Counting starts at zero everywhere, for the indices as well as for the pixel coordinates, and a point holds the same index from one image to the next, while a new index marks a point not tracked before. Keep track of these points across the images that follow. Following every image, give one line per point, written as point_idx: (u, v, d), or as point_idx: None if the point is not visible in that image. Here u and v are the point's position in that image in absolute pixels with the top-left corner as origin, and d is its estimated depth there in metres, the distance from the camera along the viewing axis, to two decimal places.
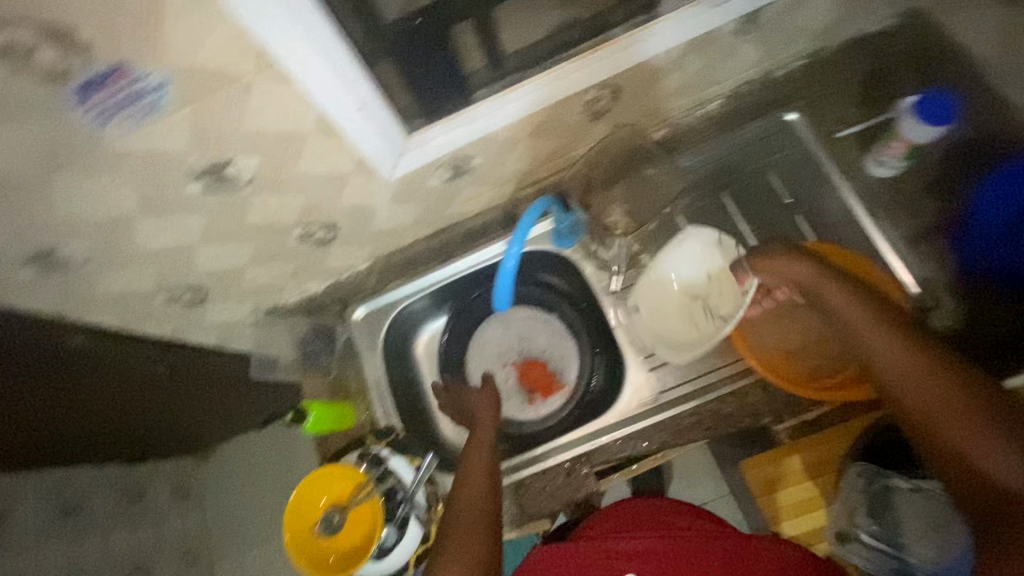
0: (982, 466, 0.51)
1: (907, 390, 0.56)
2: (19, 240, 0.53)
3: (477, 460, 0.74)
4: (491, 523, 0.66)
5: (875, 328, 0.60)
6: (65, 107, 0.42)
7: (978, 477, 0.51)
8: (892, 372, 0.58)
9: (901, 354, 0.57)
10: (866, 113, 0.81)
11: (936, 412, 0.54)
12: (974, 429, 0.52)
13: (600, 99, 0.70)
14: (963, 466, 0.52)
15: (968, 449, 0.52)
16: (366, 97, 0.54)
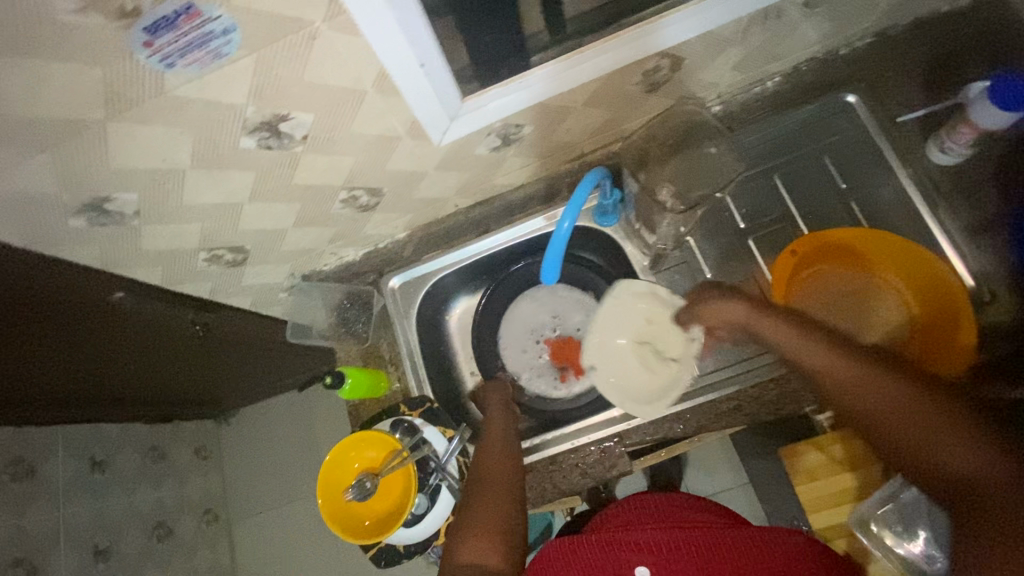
0: (944, 464, 0.49)
1: (853, 402, 0.55)
2: (74, 187, 0.52)
3: (495, 442, 0.74)
4: (512, 501, 0.66)
5: (820, 348, 0.58)
6: (132, 49, 0.41)
7: (948, 478, 0.49)
8: (835, 388, 0.56)
9: (837, 366, 0.56)
10: (932, 96, 0.77)
11: (883, 418, 0.53)
12: (928, 425, 0.50)
13: (658, 70, 0.68)
14: (932, 468, 0.50)
15: (924, 450, 0.50)
16: (428, 53, 0.52)
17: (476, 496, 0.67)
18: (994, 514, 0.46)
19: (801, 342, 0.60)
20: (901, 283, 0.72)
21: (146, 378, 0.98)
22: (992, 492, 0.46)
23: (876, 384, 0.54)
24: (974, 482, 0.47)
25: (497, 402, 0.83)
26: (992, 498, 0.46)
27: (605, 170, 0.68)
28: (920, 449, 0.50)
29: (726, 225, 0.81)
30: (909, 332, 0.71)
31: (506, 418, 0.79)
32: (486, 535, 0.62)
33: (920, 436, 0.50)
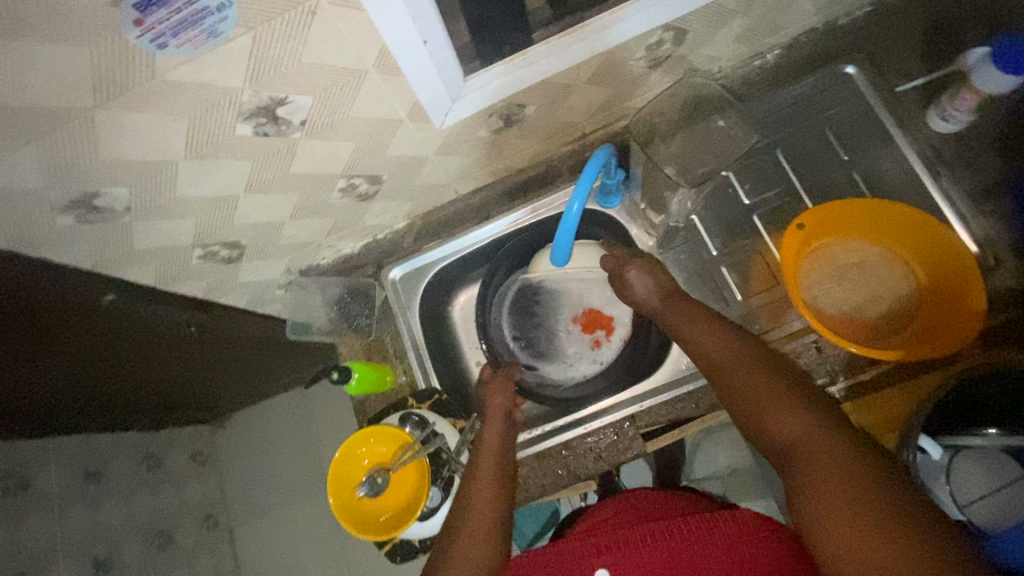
0: (770, 425, 0.53)
1: (717, 378, 0.60)
2: (61, 182, 0.50)
3: (490, 459, 0.69)
4: (498, 525, 0.63)
5: (703, 328, 0.64)
6: (120, 27, 0.39)
7: (773, 438, 0.52)
8: (707, 366, 0.62)
9: (712, 345, 0.62)
10: (932, 64, 0.77)
11: (735, 390, 0.57)
12: (763, 395, 0.54)
13: (662, 43, 0.66)
14: (764, 430, 0.53)
15: (759, 413, 0.54)
16: (432, 29, 0.51)
17: (463, 523, 0.63)
18: (800, 461, 0.48)
19: (687, 325, 0.65)
20: (907, 250, 0.73)
21: (139, 383, 0.94)
22: (800, 445, 0.49)
23: (735, 361, 0.59)
24: (792, 437, 0.51)
25: (497, 407, 0.77)
26: (800, 448, 0.49)
27: (610, 150, 0.66)
28: (757, 415, 0.54)
29: (730, 202, 0.81)
30: (917, 298, 0.72)
31: (506, 429, 0.74)
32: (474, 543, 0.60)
33: (760, 402, 0.54)
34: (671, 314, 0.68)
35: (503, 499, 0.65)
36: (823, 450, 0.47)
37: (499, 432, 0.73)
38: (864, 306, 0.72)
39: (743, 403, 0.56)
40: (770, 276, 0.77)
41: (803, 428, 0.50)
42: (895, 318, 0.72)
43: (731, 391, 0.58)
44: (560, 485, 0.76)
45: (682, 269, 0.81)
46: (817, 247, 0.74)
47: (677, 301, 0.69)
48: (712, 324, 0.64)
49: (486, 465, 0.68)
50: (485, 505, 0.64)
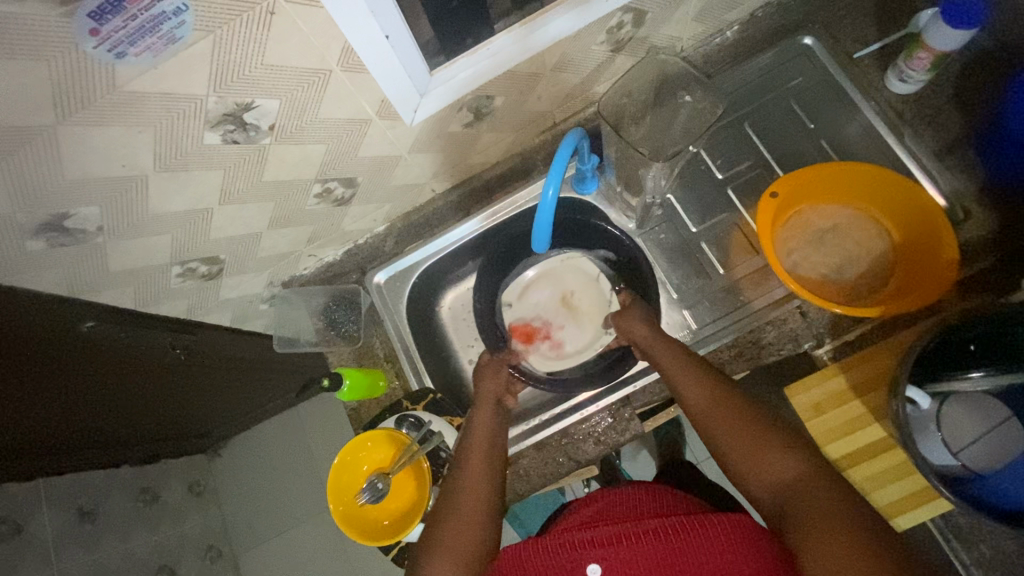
0: (766, 470, 0.55)
1: (706, 423, 0.62)
2: (30, 203, 0.49)
3: (479, 451, 0.68)
4: (482, 520, 0.61)
5: (687, 369, 0.66)
6: (77, 37, 0.38)
7: (769, 483, 0.55)
8: (694, 412, 0.64)
9: (699, 390, 0.64)
10: (884, 28, 0.79)
11: (726, 438, 0.59)
12: (755, 442, 0.57)
13: (623, 26, 0.68)
14: (758, 478, 0.56)
15: (753, 461, 0.56)
16: (393, 24, 0.51)
17: (442, 521, 0.61)
18: (797, 503, 0.51)
19: (674, 367, 0.67)
20: (876, 209, 0.74)
21: (128, 414, 0.93)
22: (797, 493, 0.52)
23: (727, 407, 0.61)
24: (787, 486, 0.53)
25: (484, 406, 0.75)
26: (797, 496, 0.52)
27: (583, 132, 0.67)
28: (749, 458, 0.57)
29: (704, 178, 0.82)
30: (892, 254, 0.73)
31: (494, 425, 0.72)
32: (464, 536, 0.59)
33: (754, 449, 0.57)
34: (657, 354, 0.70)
35: (489, 498, 0.64)
36: (819, 497, 0.50)
37: (487, 432, 0.71)
38: (841, 268, 0.74)
39: (733, 450, 0.58)
40: (749, 247, 0.79)
41: (798, 475, 0.53)
42: (872, 277, 0.73)
43: (720, 434, 0.60)
44: (563, 472, 0.76)
45: (663, 249, 0.82)
46: (790, 214, 0.76)
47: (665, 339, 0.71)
48: (696, 366, 0.66)
49: (472, 468, 0.66)
50: (465, 509, 0.62)
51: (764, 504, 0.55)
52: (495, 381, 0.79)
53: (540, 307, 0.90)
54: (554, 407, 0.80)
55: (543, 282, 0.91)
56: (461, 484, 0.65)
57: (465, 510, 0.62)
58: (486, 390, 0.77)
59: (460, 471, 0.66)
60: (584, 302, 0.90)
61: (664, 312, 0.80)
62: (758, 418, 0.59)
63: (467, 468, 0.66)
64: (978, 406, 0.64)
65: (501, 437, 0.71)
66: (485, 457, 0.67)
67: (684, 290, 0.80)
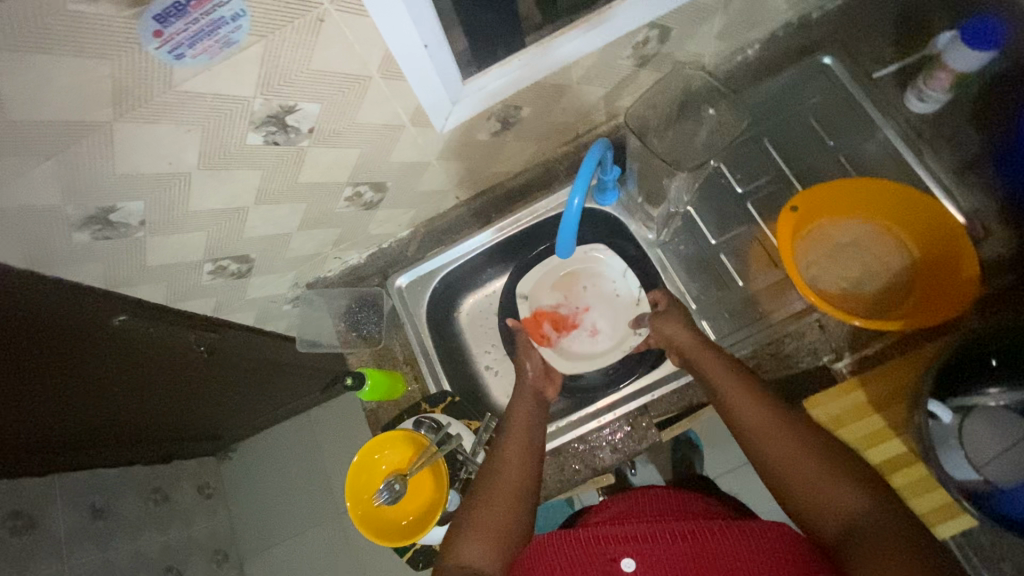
0: (828, 498, 0.53)
1: (759, 443, 0.60)
2: (79, 196, 0.51)
3: (517, 447, 0.69)
4: (516, 510, 0.63)
5: (743, 387, 0.64)
6: (140, 38, 0.41)
7: (829, 511, 0.53)
8: (746, 430, 0.62)
9: (752, 408, 0.62)
10: (903, 50, 0.81)
11: (784, 460, 0.57)
12: (815, 468, 0.55)
13: (648, 41, 0.70)
14: (814, 503, 0.54)
15: (811, 486, 0.55)
16: (432, 34, 0.54)
17: (472, 517, 0.63)
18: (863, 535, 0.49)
19: (726, 381, 0.65)
20: (897, 225, 0.75)
21: (148, 412, 0.94)
22: (865, 523, 0.50)
23: (784, 428, 0.59)
24: (852, 514, 0.51)
25: (519, 417, 0.73)
26: (865, 525, 0.50)
27: (607, 143, 0.68)
28: (809, 483, 0.55)
29: (724, 192, 0.83)
30: (913, 269, 0.74)
31: (529, 430, 0.71)
32: (491, 536, 0.60)
33: (812, 472, 0.55)
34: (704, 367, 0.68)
35: (523, 499, 0.64)
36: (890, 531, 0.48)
37: (522, 441, 0.69)
38: (862, 281, 0.74)
39: (789, 471, 0.57)
40: (768, 260, 0.79)
41: (863, 504, 0.51)
42: (894, 291, 0.73)
43: (776, 457, 0.58)
44: (579, 479, 0.76)
45: (683, 261, 0.84)
46: (810, 227, 0.77)
47: (715, 353, 0.68)
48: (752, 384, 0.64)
49: (501, 480, 0.65)
50: (492, 521, 0.61)
51: (820, 532, 0.53)
52: (535, 369, 0.81)
53: (570, 294, 0.91)
54: (570, 415, 0.80)
55: (577, 277, 0.91)
56: (488, 495, 0.64)
57: (488, 521, 0.62)
58: (528, 380, 0.80)
59: (489, 483, 0.65)
60: (615, 303, 0.89)
61: None
62: (820, 443, 0.57)
63: (496, 478, 0.66)
64: (1001, 421, 0.63)
65: (539, 433, 0.71)
66: (516, 472, 0.66)
67: (703, 301, 0.80)
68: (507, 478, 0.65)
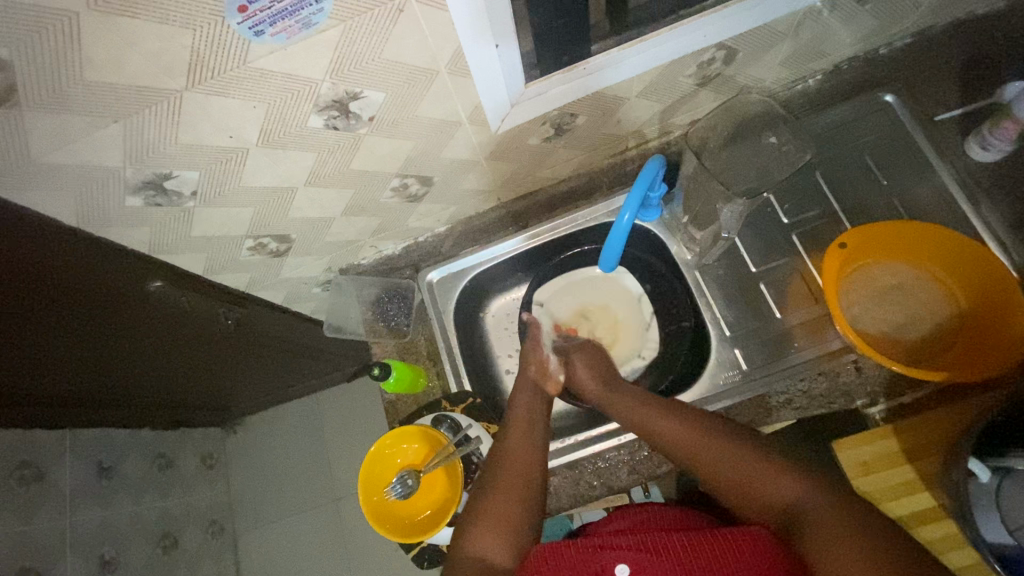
0: (763, 492, 0.58)
1: (692, 459, 0.64)
2: (137, 161, 0.51)
3: (520, 435, 0.70)
4: (522, 497, 0.64)
5: (650, 410, 0.69)
6: (226, 13, 0.40)
7: (771, 505, 0.58)
8: (675, 449, 0.65)
9: (671, 426, 0.66)
10: (966, 96, 0.80)
11: (713, 460, 0.62)
12: (742, 461, 0.61)
13: (713, 62, 0.69)
14: (759, 499, 0.59)
15: (750, 484, 0.59)
16: (505, 35, 0.53)
17: (479, 509, 0.64)
18: (804, 529, 0.53)
19: (642, 412, 0.69)
20: (945, 273, 0.73)
21: (166, 378, 0.94)
22: (799, 508, 0.55)
23: (711, 443, 0.63)
24: (788, 503, 0.56)
25: (521, 414, 0.73)
26: (800, 512, 0.55)
27: (663, 160, 0.68)
28: (740, 479, 0.60)
29: (769, 221, 0.82)
30: (960, 320, 0.71)
31: (531, 425, 0.72)
32: (496, 529, 0.62)
33: (752, 479, 0.59)
34: (617, 400, 0.73)
35: (527, 482, 0.65)
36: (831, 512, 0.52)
37: (526, 434, 0.70)
38: (904, 327, 0.73)
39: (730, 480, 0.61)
40: (809, 296, 0.77)
41: (797, 490, 0.56)
42: (937, 341, 0.71)
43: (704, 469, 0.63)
44: (593, 495, 0.75)
45: (720, 284, 0.82)
46: (855, 267, 0.75)
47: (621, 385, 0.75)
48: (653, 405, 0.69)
49: (508, 476, 0.65)
50: (499, 516, 0.62)
51: (771, 523, 0.57)
52: (537, 364, 0.80)
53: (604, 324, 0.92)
54: (587, 430, 0.78)
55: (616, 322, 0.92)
56: (495, 492, 0.65)
57: (496, 518, 0.62)
58: (529, 376, 0.79)
59: (495, 480, 0.66)
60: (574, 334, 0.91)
61: (715, 348, 0.79)
62: (745, 441, 0.63)
63: (507, 473, 0.66)
64: None
65: (541, 421, 0.73)
66: (522, 465, 0.66)
67: (737, 329, 0.79)
68: (517, 466, 0.66)
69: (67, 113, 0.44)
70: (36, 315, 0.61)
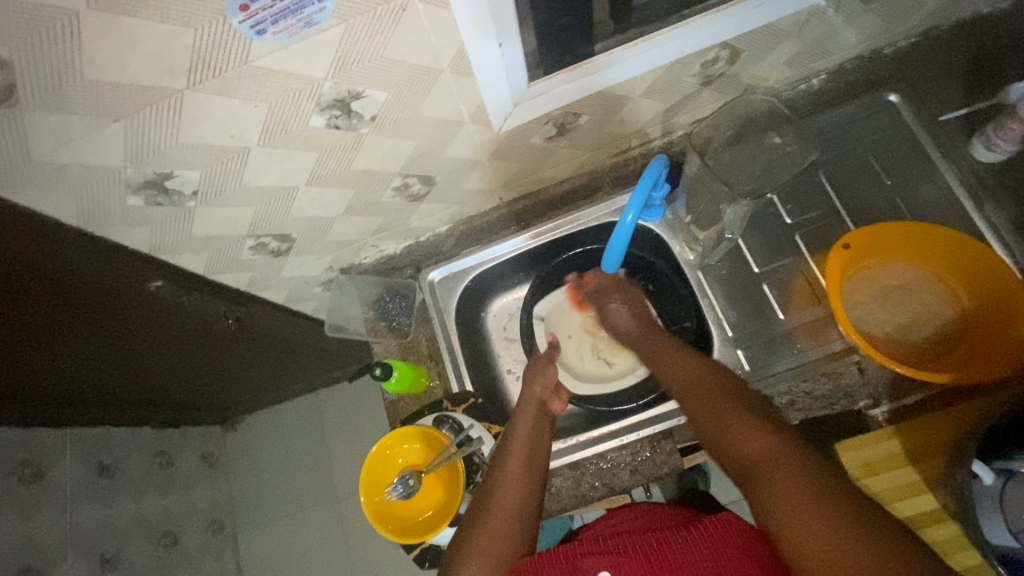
0: (735, 439, 0.55)
1: (691, 404, 0.63)
2: (137, 161, 0.51)
3: (521, 459, 0.68)
4: (521, 526, 0.62)
5: (677, 358, 0.70)
6: (227, 12, 0.40)
7: (739, 452, 0.54)
8: (683, 394, 0.65)
9: (692, 373, 0.66)
10: (971, 96, 0.79)
11: (707, 408, 0.61)
12: (728, 412, 0.58)
13: (717, 61, 0.68)
14: (729, 447, 0.55)
15: (727, 433, 0.56)
16: (508, 34, 0.53)
17: (472, 535, 0.62)
18: (761, 474, 0.49)
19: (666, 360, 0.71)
20: (949, 274, 0.73)
21: (166, 376, 0.94)
22: (760, 453, 0.51)
23: (711, 392, 0.62)
24: (753, 451, 0.52)
25: (522, 434, 0.71)
26: (761, 458, 0.51)
27: (667, 160, 0.67)
28: (722, 426, 0.57)
29: (772, 221, 0.81)
30: (963, 321, 0.71)
31: (535, 435, 0.71)
32: (487, 555, 0.59)
33: (730, 425, 0.56)
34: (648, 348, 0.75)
35: (528, 509, 0.64)
36: (790, 463, 0.48)
37: (527, 458, 0.68)
38: (907, 328, 0.72)
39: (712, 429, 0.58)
40: (812, 297, 0.77)
41: (765, 440, 0.52)
42: (941, 342, 0.71)
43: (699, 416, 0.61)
44: (595, 496, 0.74)
45: (723, 285, 0.81)
46: (858, 268, 0.75)
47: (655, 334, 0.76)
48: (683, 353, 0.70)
49: (507, 504, 0.63)
50: (493, 542, 0.60)
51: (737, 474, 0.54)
52: (544, 379, 0.79)
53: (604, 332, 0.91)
54: (590, 431, 0.78)
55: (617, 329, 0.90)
56: (490, 518, 0.63)
57: (490, 545, 0.60)
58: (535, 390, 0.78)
59: (493, 505, 0.64)
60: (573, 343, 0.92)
61: (717, 349, 0.78)
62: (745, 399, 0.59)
63: (506, 484, 0.65)
64: None
65: (542, 445, 0.71)
66: (523, 495, 0.65)
67: (740, 330, 0.78)
68: (516, 492, 0.64)
69: (68, 113, 0.44)
70: (35, 314, 0.61)
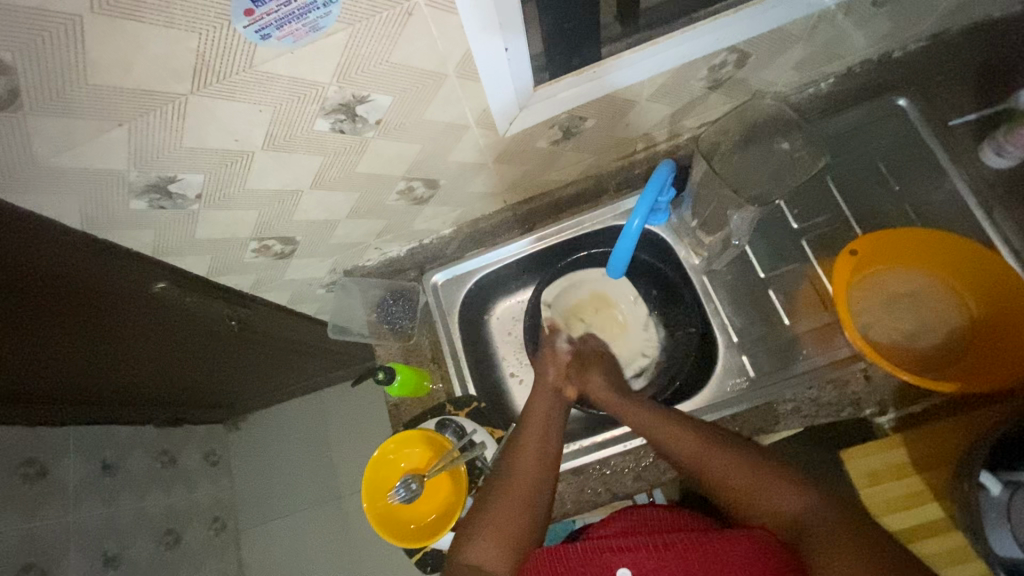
0: (772, 502, 0.59)
1: (702, 470, 0.63)
2: (141, 164, 0.51)
3: (534, 444, 0.69)
4: (528, 512, 0.63)
5: (664, 424, 0.68)
6: (232, 17, 0.40)
7: (779, 517, 0.58)
8: (686, 462, 0.64)
9: (686, 440, 0.65)
10: (981, 101, 0.79)
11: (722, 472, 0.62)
12: (749, 474, 0.61)
13: (725, 64, 0.67)
14: (766, 510, 0.59)
15: (758, 496, 0.60)
16: (515, 38, 0.52)
17: (482, 517, 0.64)
18: (811, 547, 0.53)
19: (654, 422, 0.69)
20: (957, 281, 0.72)
21: (169, 377, 0.94)
22: (806, 521, 0.56)
23: (720, 456, 0.63)
24: (797, 515, 0.57)
25: (535, 421, 0.72)
26: (809, 529, 0.55)
27: (674, 165, 0.66)
28: (749, 491, 0.60)
29: (779, 226, 0.81)
30: (971, 328, 0.70)
31: (548, 430, 0.71)
32: (497, 538, 0.61)
33: (756, 490, 0.60)
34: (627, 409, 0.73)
35: (537, 495, 0.65)
36: (840, 535, 0.52)
37: (540, 444, 0.69)
38: (914, 335, 0.72)
39: (736, 490, 0.61)
40: (818, 303, 0.76)
41: (804, 505, 0.57)
42: (948, 350, 0.70)
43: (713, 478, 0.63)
44: (598, 501, 0.74)
45: (728, 290, 0.81)
46: (865, 273, 0.74)
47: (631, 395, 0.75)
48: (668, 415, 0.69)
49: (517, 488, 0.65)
50: (502, 525, 0.62)
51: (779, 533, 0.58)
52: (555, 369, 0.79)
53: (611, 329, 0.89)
54: (594, 436, 0.77)
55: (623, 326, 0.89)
56: (500, 502, 0.64)
57: (500, 529, 0.62)
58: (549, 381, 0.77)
59: (502, 490, 0.65)
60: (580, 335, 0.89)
61: (723, 355, 0.78)
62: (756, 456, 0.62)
63: (516, 485, 0.65)
64: None
65: (556, 431, 0.71)
66: (532, 480, 0.65)
67: (746, 336, 0.78)
68: (526, 478, 0.65)
69: (72, 117, 0.43)
70: (38, 315, 0.61)
